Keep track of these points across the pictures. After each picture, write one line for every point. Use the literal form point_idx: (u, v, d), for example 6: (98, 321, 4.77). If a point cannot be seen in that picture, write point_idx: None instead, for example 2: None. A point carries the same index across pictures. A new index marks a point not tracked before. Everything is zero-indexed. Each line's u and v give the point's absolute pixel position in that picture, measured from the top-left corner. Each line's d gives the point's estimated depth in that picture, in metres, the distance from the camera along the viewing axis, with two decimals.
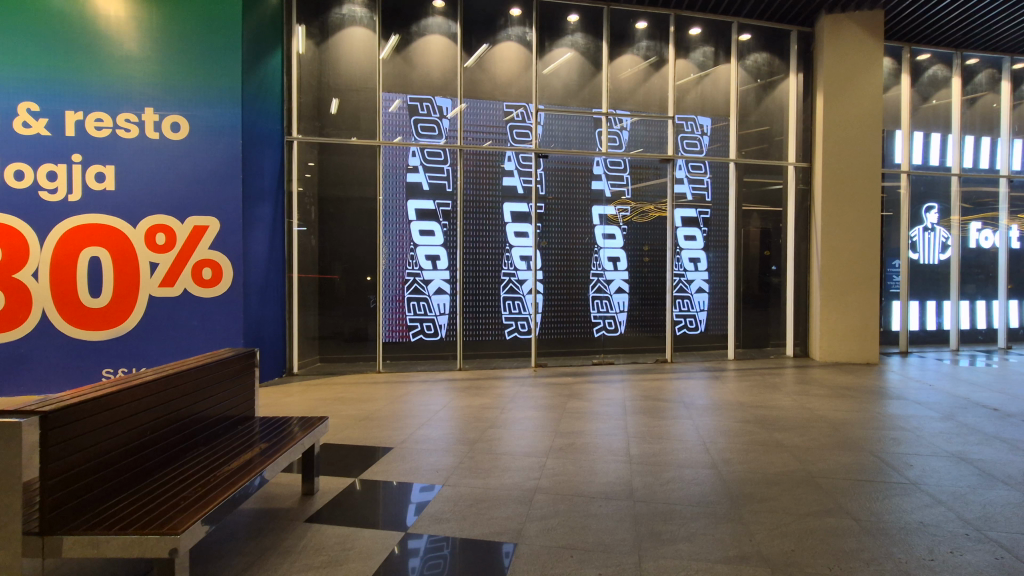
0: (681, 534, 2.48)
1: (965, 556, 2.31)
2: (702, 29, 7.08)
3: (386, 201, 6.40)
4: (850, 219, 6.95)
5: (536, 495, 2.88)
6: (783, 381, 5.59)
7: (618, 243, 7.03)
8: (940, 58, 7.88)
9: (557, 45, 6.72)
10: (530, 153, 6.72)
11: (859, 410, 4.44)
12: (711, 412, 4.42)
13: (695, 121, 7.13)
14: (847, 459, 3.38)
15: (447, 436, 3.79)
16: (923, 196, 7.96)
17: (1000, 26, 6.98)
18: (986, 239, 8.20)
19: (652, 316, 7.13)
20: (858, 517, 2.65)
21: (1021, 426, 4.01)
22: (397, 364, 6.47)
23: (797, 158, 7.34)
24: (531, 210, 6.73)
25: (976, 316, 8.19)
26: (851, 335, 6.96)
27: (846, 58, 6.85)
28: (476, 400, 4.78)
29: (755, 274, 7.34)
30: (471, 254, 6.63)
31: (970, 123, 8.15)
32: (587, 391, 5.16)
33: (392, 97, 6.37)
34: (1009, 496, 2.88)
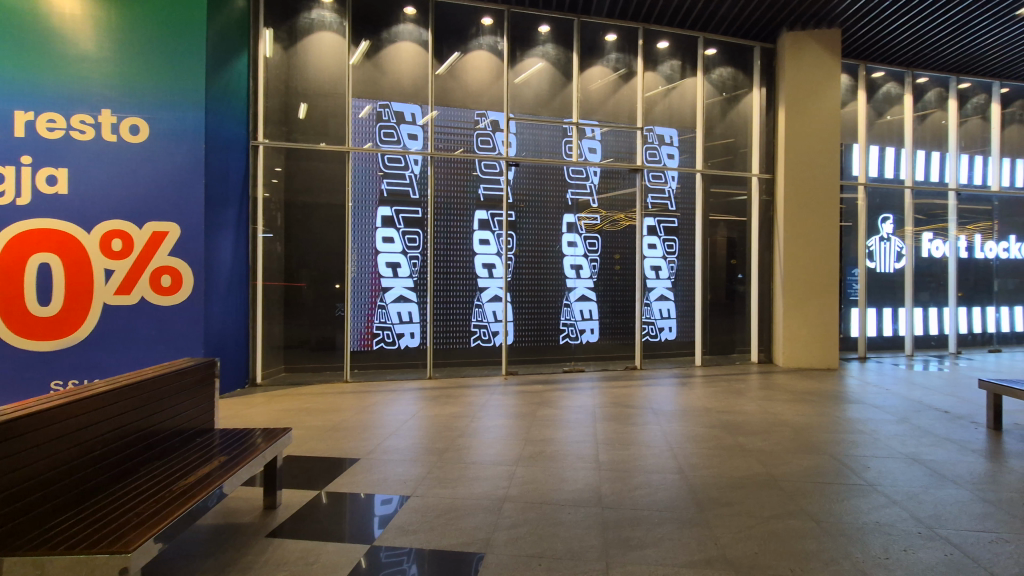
0: (648, 540, 2.50)
1: (917, 554, 2.40)
2: (670, 42, 7.26)
3: (354, 208, 6.31)
4: (810, 229, 7.19)
5: (505, 503, 2.86)
6: (747, 387, 5.70)
7: (582, 250, 7.07)
8: (894, 76, 8.25)
9: (528, 55, 6.79)
10: (494, 161, 6.73)
11: (819, 414, 4.58)
12: (678, 418, 4.48)
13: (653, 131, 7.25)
14: (807, 462, 3.47)
15: (414, 446, 3.74)
16: (879, 208, 8.30)
17: (947, 47, 7.39)
18: (937, 249, 8.59)
19: (622, 324, 7.20)
20: (817, 518, 2.72)
21: (970, 428, 4.18)
22: (365, 373, 6.36)
23: (760, 170, 7.58)
24: (492, 218, 6.72)
25: (929, 323, 8.55)
26: (812, 341, 7.17)
27: (806, 73, 7.11)
28: (445, 409, 4.74)
29: (721, 282, 7.51)
30: (441, 262, 6.60)
31: (922, 139, 8.54)
32: (557, 398, 5.17)
33: (361, 103, 6.30)
34: (958, 496, 3.00)
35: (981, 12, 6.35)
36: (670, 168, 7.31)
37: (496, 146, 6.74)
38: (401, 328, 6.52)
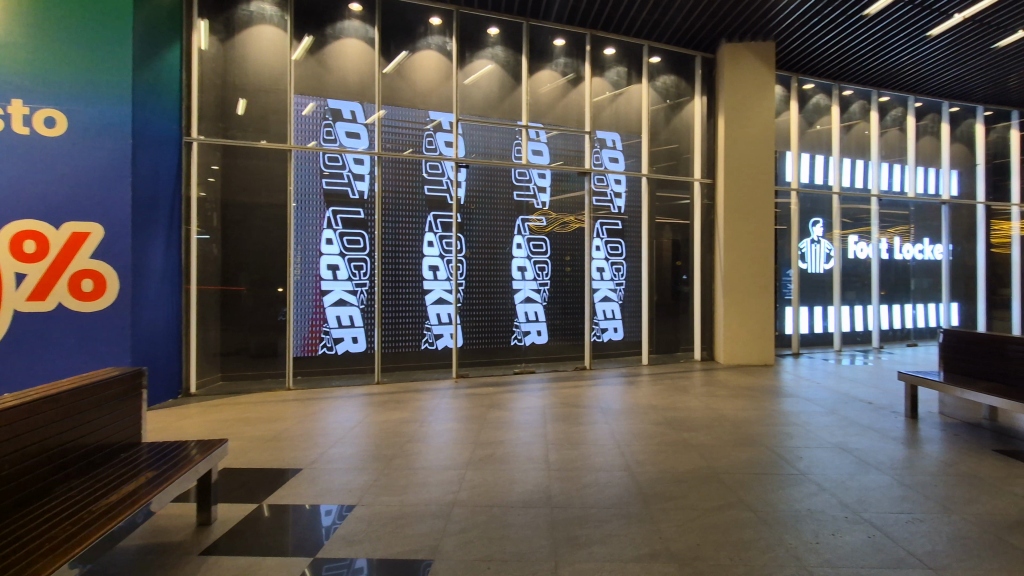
0: (596, 537, 2.53)
1: (844, 537, 2.55)
2: (616, 49, 7.43)
3: (297, 208, 6.10)
4: (748, 232, 7.54)
5: (454, 508, 2.83)
6: (691, 384, 5.91)
7: (526, 252, 7.10)
8: (822, 88, 8.79)
9: (477, 56, 6.78)
10: (437, 161, 6.65)
11: (757, 409, 4.80)
12: (625, 416, 4.59)
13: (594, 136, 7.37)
14: (745, 455, 3.62)
15: (360, 453, 3.64)
16: (810, 212, 8.82)
17: (869, 63, 7.94)
18: (861, 251, 9.21)
19: (572, 325, 7.29)
20: (755, 508, 2.84)
21: (890, 417, 4.50)
22: (309, 380, 6.16)
23: (702, 175, 7.89)
24: (433, 220, 6.65)
25: (856, 320, 9.14)
26: (750, 339, 7.51)
27: (743, 83, 7.46)
28: (392, 415, 4.64)
29: (667, 283, 7.76)
30: (390, 264, 6.47)
31: (848, 147, 9.12)
32: (506, 400, 5.18)
33: (304, 100, 6.10)
34: (881, 481, 3.21)
35: (898, 31, 6.87)
36: (617, 172, 7.49)
37: (438, 147, 6.65)
38: (342, 333, 6.32)
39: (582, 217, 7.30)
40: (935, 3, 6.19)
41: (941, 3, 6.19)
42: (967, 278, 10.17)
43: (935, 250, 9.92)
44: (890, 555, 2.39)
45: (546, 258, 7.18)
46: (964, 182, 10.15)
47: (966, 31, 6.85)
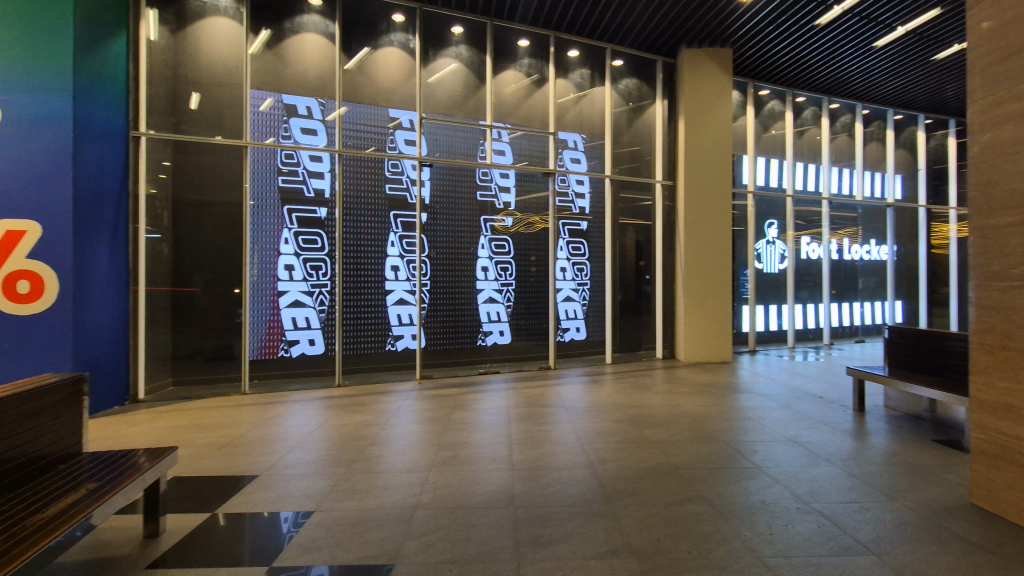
0: (558, 535, 2.54)
1: (796, 527, 2.64)
2: (580, 51, 7.50)
3: (254, 207, 5.91)
4: (708, 233, 7.74)
5: (416, 511, 2.79)
6: (653, 382, 6.02)
7: (487, 252, 7.08)
8: (777, 95, 9.11)
9: (441, 55, 6.73)
10: (396, 159, 6.54)
11: (716, 404, 4.94)
12: (588, 414, 4.63)
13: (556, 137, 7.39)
14: (704, 450, 3.71)
15: (320, 458, 3.56)
16: (765, 214, 9.13)
17: (820, 71, 8.28)
18: (813, 252, 9.59)
19: (536, 324, 7.32)
20: (712, 501, 2.92)
21: (840, 411, 4.70)
22: (267, 384, 5.98)
23: (663, 177, 8.06)
24: (393, 219, 6.56)
25: (809, 318, 9.52)
26: (710, 337, 7.71)
27: (702, 88, 7.66)
28: (353, 418, 4.55)
29: (630, 283, 7.89)
30: (352, 264, 6.36)
31: (801, 152, 9.49)
32: (471, 401, 5.16)
33: (261, 95, 5.93)
34: (831, 472, 3.35)
35: (847, 41, 7.19)
36: (581, 172, 7.56)
37: (396, 144, 6.54)
38: (298, 335, 6.16)
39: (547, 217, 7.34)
40: (880, 16, 6.51)
41: (885, 16, 6.51)
42: (910, 278, 10.73)
43: (881, 251, 10.43)
44: (839, 544, 2.49)
45: (509, 259, 7.19)
46: (907, 187, 10.71)
47: (908, 43, 7.22)
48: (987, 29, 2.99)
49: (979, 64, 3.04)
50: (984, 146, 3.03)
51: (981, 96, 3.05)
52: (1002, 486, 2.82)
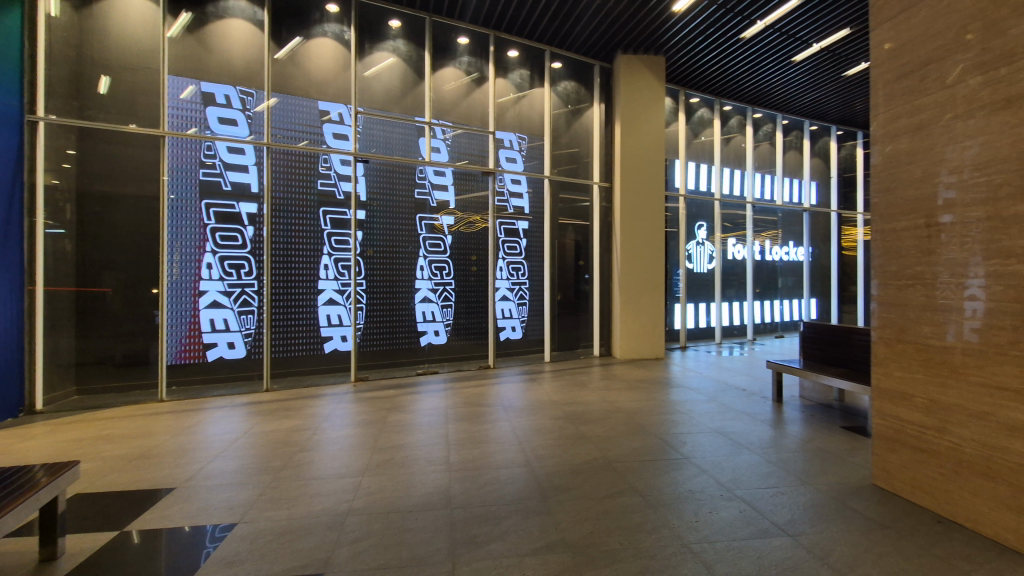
0: (494, 534, 2.54)
1: (719, 513, 2.79)
2: (519, 52, 7.55)
3: (173, 201, 5.54)
4: (642, 234, 8.01)
5: (349, 517, 2.71)
6: (589, 379, 6.17)
7: (421, 250, 6.98)
8: (706, 103, 9.58)
9: (378, 48, 6.57)
10: (326, 154, 6.29)
11: (648, 399, 5.13)
12: (526, 412, 4.67)
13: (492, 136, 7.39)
14: (636, 443, 3.84)
15: (245, 467, 3.38)
16: (696, 216, 9.57)
17: (745, 82, 8.78)
18: (738, 253, 10.16)
19: (476, 324, 7.31)
20: (644, 493, 3.02)
21: (761, 402, 5.00)
22: (187, 390, 5.63)
23: (600, 179, 8.27)
24: (322, 217, 6.31)
25: (734, 315, 10.08)
26: (644, 334, 7.99)
27: (638, 94, 7.91)
28: (282, 424, 4.36)
29: (568, 282, 8.04)
30: (282, 263, 6.09)
31: (728, 158, 10.02)
32: (407, 402, 5.07)
33: (181, 82, 5.54)
34: (751, 460, 3.55)
35: (768, 54, 7.67)
36: (518, 172, 7.60)
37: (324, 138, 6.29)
38: (216, 337, 5.81)
39: (486, 216, 7.34)
40: (797, 33, 6.97)
41: (802, 33, 6.98)
42: (823, 278, 11.60)
43: (798, 252, 11.21)
44: (758, 527, 2.64)
45: (445, 258, 7.13)
46: (821, 193, 11.56)
47: (822, 59, 7.80)
48: (889, 49, 3.27)
49: (881, 81, 3.32)
50: (885, 156, 3.31)
51: (883, 110, 3.33)
52: (898, 467, 3.10)
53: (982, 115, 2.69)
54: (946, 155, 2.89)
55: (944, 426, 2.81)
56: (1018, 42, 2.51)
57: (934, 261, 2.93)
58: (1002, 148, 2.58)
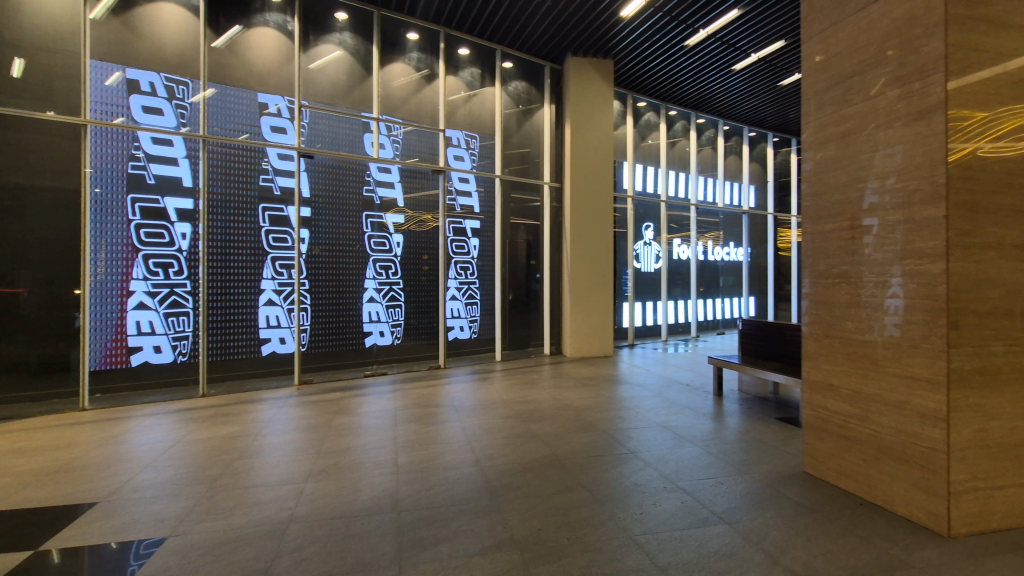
0: (442, 536, 2.52)
1: (662, 505, 2.88)
2: (470, 50, 7.51)
3: (96, 195, 5.17)
4: (591, 234, 8.16)
5: (290, 525, 2.62)
6: (540, 377, 6.22)
7: (366, 249, 6.83)
8: (652, 107, 9.87)
9: (323, 41, 6.38)
10: (262, 150, 6.03)
11: (597, 396, 5.23)
12: (477, 412, 4.66)
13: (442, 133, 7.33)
14: (584, 440, 3.91)
15: (178, 477, 3.20)
16: (643, 217, 9.85)
17: (690, 88, 9.10)
18: (683, 253, 10.53)
19: (426, 324, 7.23)
20: (591, 488, 3.07)
21: (702, 396, 5.19)
22: (113, 397, 5.27)
23: (551, 179, 8.36)
24: (263, 214, 6.07)
25: (679, 313, 10.44)
26: (593, 333, 8.15)
27: (587, 96, 8.05)
28: (219, 430, 4.15)
29: (519, 282, 8.10)
30: (219, 262, 5.83)
31: (673, 161, 10.36)
32: (354, 405, 4.94)
33: (105, 67, 5.19)
34: (693, 453, 3.68)
35: (711, 62, 7.98)
36: (467, 171, 7.56)
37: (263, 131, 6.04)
38: (141, 340, 5.49)
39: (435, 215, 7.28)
40: (737, 42, 7.29)
41: (741, 42, 7.30)
42: (760, 277, 12.21)
43: (738, 252, 11.73)
44: (698, 516, 2.74)
45: (391, 257, 7.00)
46: (759, 197, 12.13)
47: (759, 69, 8.19)
48: (819, 61, 3.47)
49: (812, 91, 3.52)
50: (815, 162, 3.51)
51: (814, 119, 3.52)
52: (826, 454, 3.30)
53: (900, 126, 2.90)
54: (868, 162, 3.09)
55: (866, 415, 3.02)
56: (930, 59, 2.72)
57: (858, 260, 3.14)
58: (917, 156, 2.79)
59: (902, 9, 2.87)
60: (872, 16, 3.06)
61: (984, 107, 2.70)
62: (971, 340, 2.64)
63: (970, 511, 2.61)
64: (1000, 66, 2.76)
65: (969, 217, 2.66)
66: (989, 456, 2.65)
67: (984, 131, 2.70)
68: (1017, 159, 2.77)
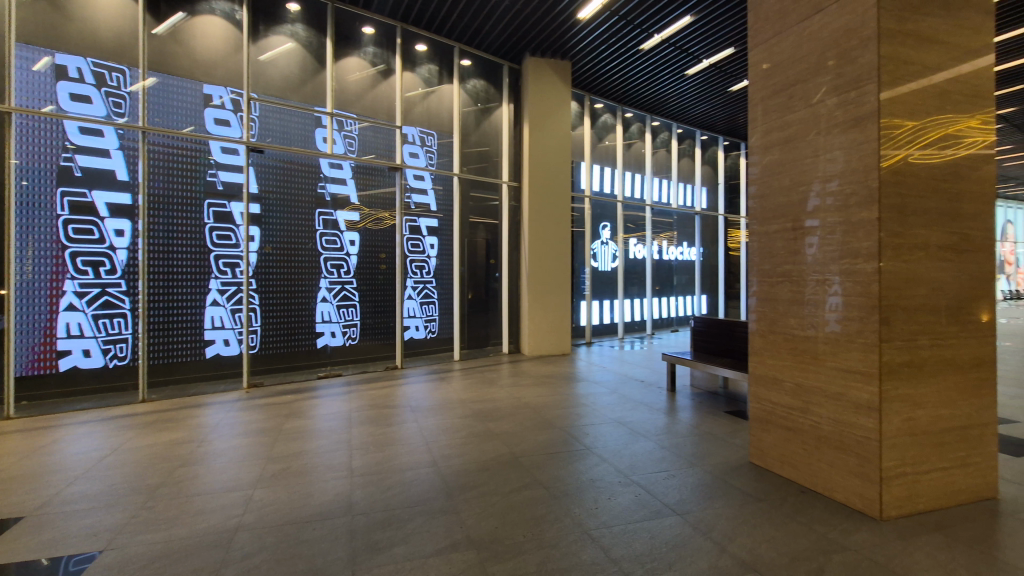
0: (398, 538, 2.48)
1: (616, 499, 2.93)
2: (427, 46, 7.44)
3: (20, 188, 4.81)
4: (549, 234, 8.23)
5: (238, 533, 2.52)
6: (498, 376, 6.23)
7: (316, 248, 6.67)
8: (609, 109, 10.05)
9: (274, 32, 6.18)
10: (208, 145, 5.80)
11: (554, 394, 5.28)
12: (434, 412, 4.63)
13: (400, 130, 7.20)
14: (542, 437, 3.94)
15: (115, 487, 3.03)
16: (600, 217, 10.02)
17: (645, 91, 9.31)
18: (638, 252, 10.77)
19: (382, 324, 7.13)
20: (547, 485, 3.10)
21: (656, 392, 5.33)
22: (40, 404, 4.94)
23: (509, 178, 8.37)
24: (208, 210, 5.86)
25: (635, 311, 10.68)
26: (551, 331, 8.22)
27: (545, 96, 8.11)
28: (161, 437, 3.95)
29: (478, 280, 8.09)
30: (161, 261, 5.57)
31: (629, 163, 10.58)
32: (307, 408, 4.81)
33: (32, 52, 4.83)
34: (647, 447, 3.77)
35: (665, 65, 8.18)
36: (425, 168, 7.48)
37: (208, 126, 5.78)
38: (70, 344, 5.14)
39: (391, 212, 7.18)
40: (689, 47, 7.51)
41: (693, 48, 7.52)
42: (711, 276, 12.64)
43: (690, 252, 12.10)
44: (651, 509, 2.81)
45: (342, 255, 6.85)
46: (711, 198, 12.54)
47: (711, 74, 8.46)
48: (765, 68, 3.61)
49: (759, 97, 3.67)
50: (761, 165, 3.66)
51: (760, 123, 3.67)
52: (770, 445, 3.44)
53: (837, 132, 3.06)
54: (810, 166, 3.24)
55: (807, 406, 3.17)
56: (864, 69, 2.88)
57: (800, 260, 3.29)
58: (853, 162, 2.95)
59: (839, 21, 3.03)
60: (813, 27, 3.21)
61: (912, 116, 2.89)
62: (901, 334, 2.81)
63: (900, 495, 2.79)
64: (927, 78, 2.95)
65: (898, 219, 2.84)
66: (916, 442, 2.84)
67: (912, 139, 2.88)
68: (941, 165, 2.97)
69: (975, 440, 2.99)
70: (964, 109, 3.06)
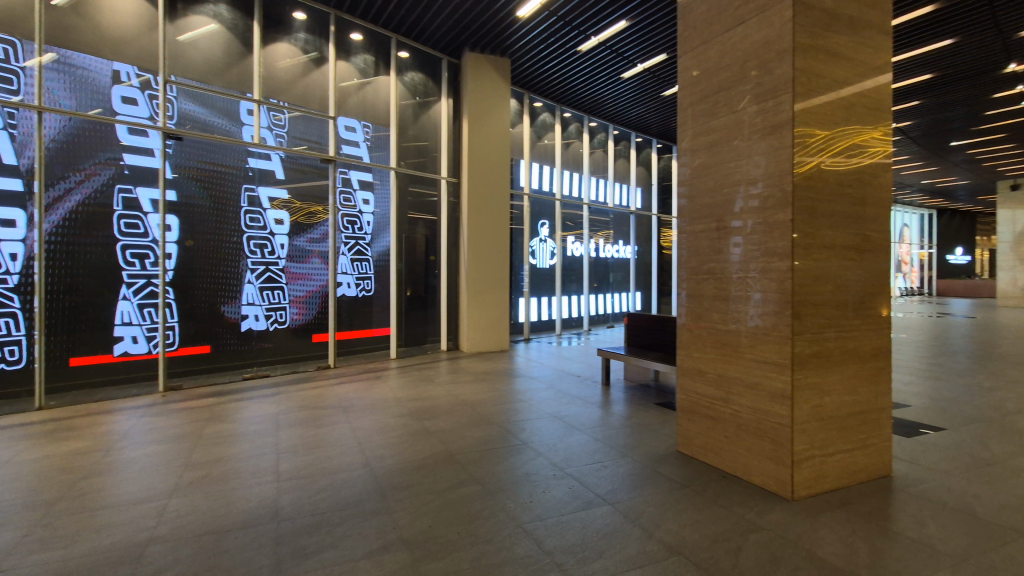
0: (327, 542, 2.40)
1: (550, 491, 2.99)
2: (363, 35, 7.23)
3: None
4: (488, 231, 8.23)
5: (149, 547, 2.35)
6: (436, 374, 6.16)
7: (240, 240, 6.42)
8: (548, 108, 10.19)
9: (195, 12, 5.84)
10: (116, 129, 5.41)
11: (492, 390, 5.30)
12: (369, 411, 4.51)
13: (332, 120, 6.91)
14: (478, 434, 3.94)
15: (4, 504, 2.74)
16: (538, 215, 10.17)
17: (583, 91, 9.49)
18: (576, 249, 11.00)
19: (315, 322, 6.88)
20: (482, 481, 3.10)
21: (592, 386, 5.47)
22: None
23: (448, 174, 8.29)
24: (117, 197, 5.52)
25: (572, 307, 10.90)
26: (490, 328, 8.24)
27: (484, 93, 8.09)
28: (62, 447, 3.62)
29: (418, 277, 8.03)
30: (62, 251, 5.23)
31: (567, 162, 10.77)
32: (232, 411, 4.56)
33: None
34: (582, 440, 3.87)
35: (602, 67, 8.37)
36: (360, 159, 7.30)
37: (118, 109, 5.37)
38: None
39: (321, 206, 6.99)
40: (625, 51, 7.72)
41: (629, 51, 7.74)
42: (645, 273, 13.10)
43: (626, 250, 12.49)
44: (583, 500, 2.89)
45: (267, 234, 6.58)
46: (645, 198, 12.97)
47: (645, 78, 8.74)
48: (694, 75, 3.77)
49: (688, 102, 3.83)
50: (689, 167, 3.83)
51: (689, 127, 3.83)
52: (696, 434, 3.62)
53: (757, 138, 3.25)
54: (733, 169, 3.43)
55: (729, 397, 3.36)
56: (781, 80, 3.08)
57: (724, 258, 3.48)
58: (770, 166, 3.14)
59: (760, 33, 3.22)
60: (737, 38, 3.39)
61: (823, 126, 3.12)
62: (810, 327, 3.04)
63: (809, 476, 3.01)
64: (835, 91, 3.20)
65: (809, 221, 3.06)
66: (824, 427, 3.08)
67: (822, 147, 3.12)
68: (847, 172, 3.23)
69: (873, 423, 3.28)
70: (867, 121, 3.33)
